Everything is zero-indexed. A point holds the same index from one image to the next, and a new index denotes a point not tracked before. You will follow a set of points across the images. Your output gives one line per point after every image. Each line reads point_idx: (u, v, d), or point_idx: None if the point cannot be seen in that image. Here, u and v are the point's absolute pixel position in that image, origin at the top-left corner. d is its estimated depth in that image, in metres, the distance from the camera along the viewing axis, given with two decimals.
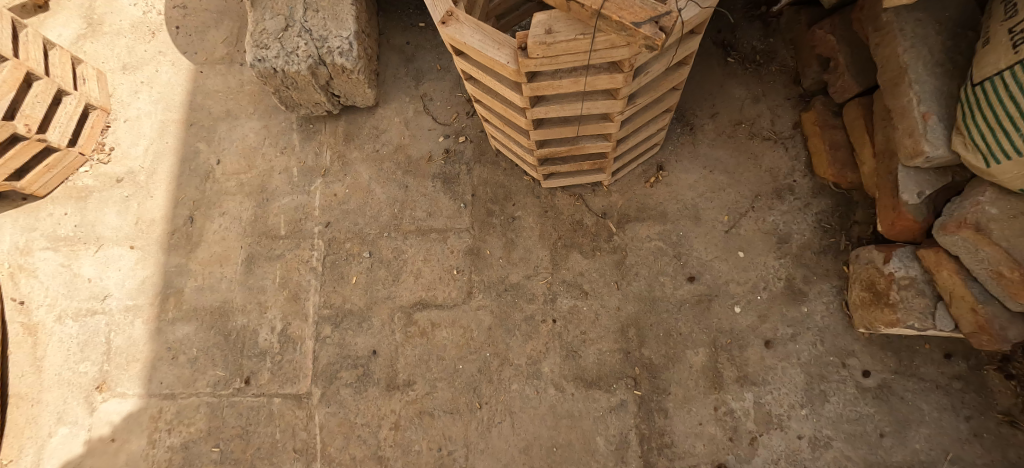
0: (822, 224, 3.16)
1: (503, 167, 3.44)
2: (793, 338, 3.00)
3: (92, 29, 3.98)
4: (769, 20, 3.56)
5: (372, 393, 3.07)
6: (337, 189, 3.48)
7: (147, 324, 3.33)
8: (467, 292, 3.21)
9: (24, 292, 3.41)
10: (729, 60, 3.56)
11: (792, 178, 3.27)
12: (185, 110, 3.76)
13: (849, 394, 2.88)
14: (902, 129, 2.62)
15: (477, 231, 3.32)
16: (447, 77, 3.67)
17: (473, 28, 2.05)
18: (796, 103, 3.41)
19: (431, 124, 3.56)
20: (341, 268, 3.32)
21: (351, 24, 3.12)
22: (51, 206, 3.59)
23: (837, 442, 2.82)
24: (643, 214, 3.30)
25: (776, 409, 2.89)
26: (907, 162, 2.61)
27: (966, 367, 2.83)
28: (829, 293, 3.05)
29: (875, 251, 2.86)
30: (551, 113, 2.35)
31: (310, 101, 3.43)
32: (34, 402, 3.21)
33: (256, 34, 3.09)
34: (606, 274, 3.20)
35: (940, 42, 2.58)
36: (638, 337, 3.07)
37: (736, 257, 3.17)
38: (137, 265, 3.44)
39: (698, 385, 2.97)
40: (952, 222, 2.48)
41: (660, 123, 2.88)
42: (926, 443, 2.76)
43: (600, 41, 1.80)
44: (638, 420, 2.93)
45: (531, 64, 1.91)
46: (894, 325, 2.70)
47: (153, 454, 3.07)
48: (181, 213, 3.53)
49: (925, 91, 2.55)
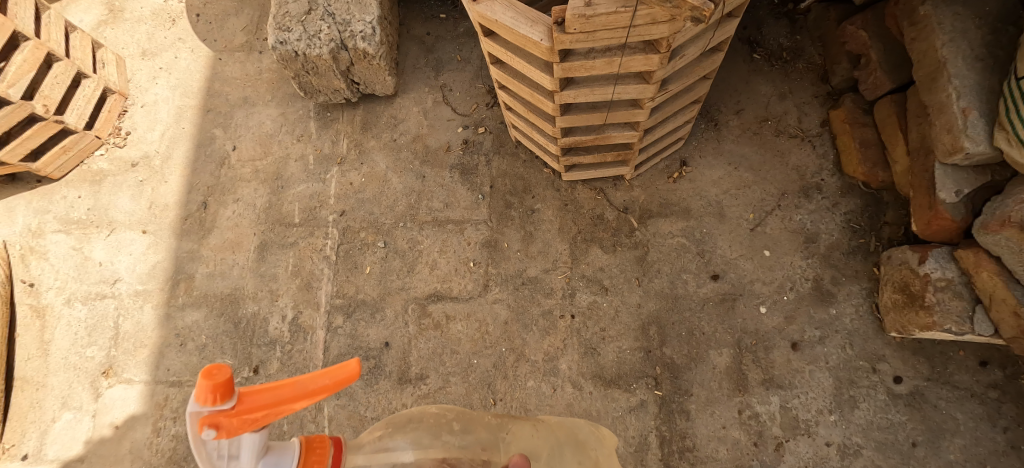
0: (851, 224, 3.06)
1: (523, 159, 3.37)
2: (821, 341, 2.88)
3: (112, 15, 3.97)
4: (796, 17, 3.49)
5: (383, 386, 2.98)
6: (353, 177, 3.42)
7: (157, 309, 3.27)
8: (484, 284, 3.13)
9: (34, 274, 3.36)
10: (755, 57, 3.47)
11: (820, 176, 3.17)
12: (202, 96, 3.73)
13: (880, 401, 2.76)
14: (940, 125, 2.52)
15: (495, 222, 3.25)
16: (467, 68, 3.61)
17: (506, 5, 2.00)
18: (825, 101, 3.31)
19: (451, 115, 3.50)
20: (354, 258, 3.25)
21: (374, 9, 3.08)
22: (65, 189, 3.56)
23: (867, 450, 2.70)
24: (666, 209, 3.22)
25: (803, 414, 2.77)
26: (946, 159, 2.51)
27: (1003, 376, 2.70)
28: (859, 296, 2.94)
29: (908, 252, 2.75)
30: (581, 97, 2.28)
31: (330, 88, 3.40)
32: (38, 386, 3.15)
33: (279, 16, 3.05)
34: (626, 270, 3.10)
35: (981, 36, 2.46)
36: (659, 336, 2.97)
37: (761, 256, 3.08)
38: (148, 250, 3.39)
39: (721, 388, 2.86)
40: (995, 221, 2.35)
41: (688, 114, 2.81)
42: (961, 454, 2.63)
43: (641, 15, 1.74)
44: (659, 422, 2.82)
45: (567, 40, 1.85)
46: (929, 329, 2.58)
47: (157, 442, 3.00)
48: (195, 199, 3.48)
49: (965, 86, 2.44)
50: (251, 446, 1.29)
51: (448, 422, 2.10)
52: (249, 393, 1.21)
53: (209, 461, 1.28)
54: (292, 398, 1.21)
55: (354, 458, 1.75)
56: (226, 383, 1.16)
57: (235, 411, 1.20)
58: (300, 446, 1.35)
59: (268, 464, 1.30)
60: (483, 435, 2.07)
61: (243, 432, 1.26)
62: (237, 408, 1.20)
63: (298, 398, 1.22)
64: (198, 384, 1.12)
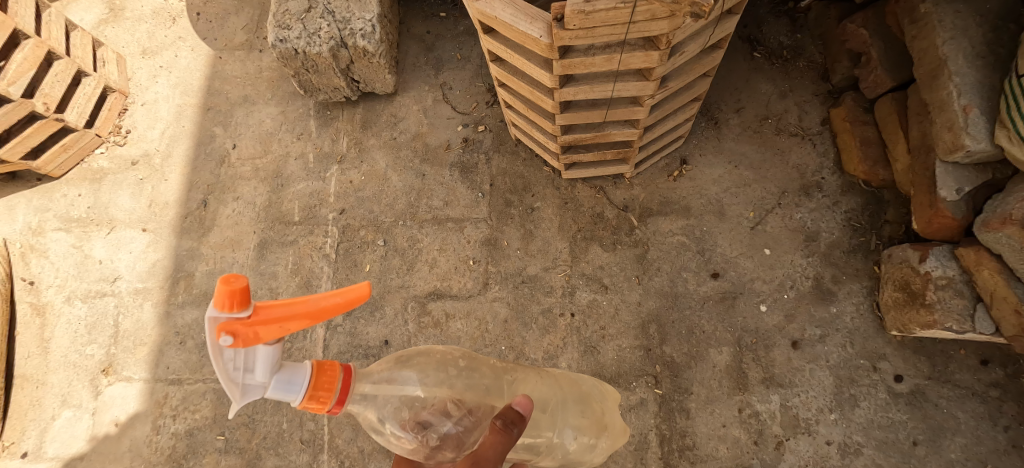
0: (851, 222, 3.05)
1: (523, 157, 3.36)
2: (822, 339, 2.88)
3: (113, 14, 3.97)
4: (796, 16, 3.48)
5: None
6: (353, 176, 3.42)
7: (156, 307, 3.27)
8: (483, 283, 3.13)
9: (34, 272, 3.37)
10: (756, 55, 3.46)
11: (820, 175, 3.16)
12: (202, 94, 3.73)
13: (881, 400, 2.75)
14: (941, 123, 2.51)
15: (495, 220, 3.24)
16: (467, 67, 3.61)
17: (505, 1, 1.99)
18: (825, 100, 3.31)
19: (451, 113, 3.50)
20: (354, 256, 3.25)
21: (374, 7, 3.08)
22: (65, 187, 3.56)
23: (867, 449, 2.69)
24: (666, 208, 3.21)
25: (803, 413, 2.77)
26: (947, 157, 2.50)
27: (1004, 374, 2.70)
28: (859, 294, 2.93)
29: (909, 250, 2.74)
30: (580, 94, 2.28)
31: (330, 86, 3.40)
32: (38, 384, 3.15)
33: (280, 14, 3.05)
34: (626, 269, 3.10)
35: (981, 34, 2.46)
36: (659, 334, 2.96)
37: (761, 255, 3.07)
38: (148, 248, 3.39)
39: (721, 386, 2.85)
40: (996, 218, 2.34)
41: (688, 111, 2.81)
42: (962, 453, 2.63)
43: (640, 12, 1.73)
44: (659, 420, 2.82)
45: (566, 36, 1.84)
46: (930, 327, 2.57)
47: (157, 440, 3.00)
48: (195, 197, 3.48)
49: (966, 83, 2.43)
50: (264, 359, 1.30)
51: (454, 358, 2.01)
52: (265, 305, 1.20)
53: (224, 372, 1.29)
54: (306, 313, 1.22)
55: (363, 384, 1.68)
56: (245, 292, 1.15)
57: (252, 321, 1.19)
58: (309, 367, 1.37)
59: (280, 380, 1.33)
60: (487, 380, 2.02)
61: (258, 343, 1.26)
62: (254, 319, 1.20)
63: (310, 313, 1.22)
64: (216, 290, 1.11)
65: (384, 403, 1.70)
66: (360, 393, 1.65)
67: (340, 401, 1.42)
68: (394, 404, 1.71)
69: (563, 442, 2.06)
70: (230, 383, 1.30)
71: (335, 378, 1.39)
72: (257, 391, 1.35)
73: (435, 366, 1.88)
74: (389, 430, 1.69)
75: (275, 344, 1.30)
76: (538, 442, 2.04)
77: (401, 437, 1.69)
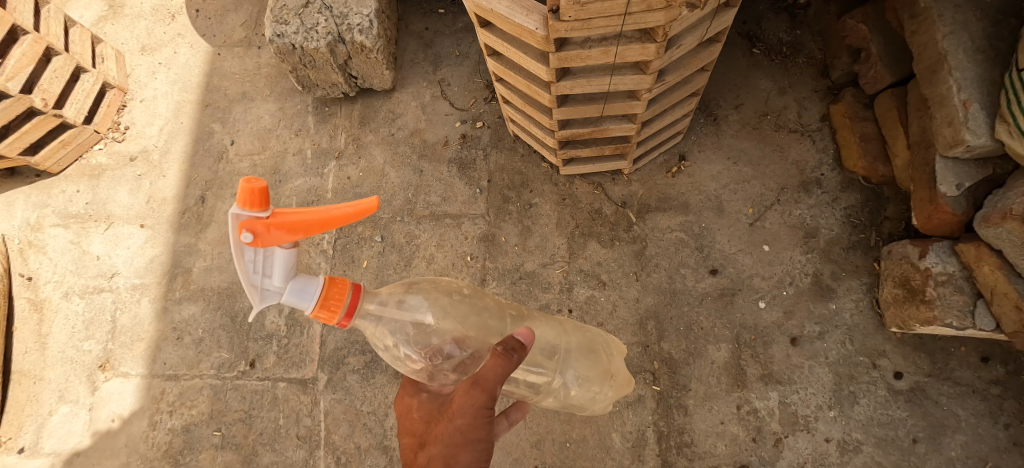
0: (851, 219, 3.03)
1: (521, 153, 3.35)
2: (821, 336, 2.86)
3: (112, 11, 3.98)
4: (796, 12, 3.46)
5: (378, 380, 2.95)
6: (352, 172, 3.42)
7: (154, 303, 3.26)
8: (481, 279, 3.11)
9: (33, 268, 3.37)
10: (755, 51, 3.44)
11: (819, 171, 3.15)
12: (201, 91, 3.74)
13: (880, 397, 2.73)
14: (941, 118, 2.49)
15: (493, 217, 3.23)
16: (466, 63, 3.60)
17: None
18: (825, 96, 3.29)
19: (449, 109, 3.50)
20: (352, 252, 3.24)
21: (371, 2, 3.07)
22: (64, 183, 3.56)
23: (867, 446, 2.68)
24: (665, 204, 3.20)
25: (802, 410, 2.75)
26: (947, 152, 2.48)
27: (1005, 372, 2.67)
28: (859, 291, 2.91)
29: (909, 246, 2.72)
30: (577, 88, 2.27)
31: (328, 82, 3.39)
32: (36, 379, 3.15)
33: (277, 9, 3.03)
34: (625, 265, 3.09)
35: (982, 28, 2.44)
36: (657, 330, 2.95)
37: (760, 251, 3.05)
38: (146, 244, 3.39)
39: (720, 383, 2.83)
40: (996, 213, 2.31)
41: (686, 106, 2.79)
42: (962, 450, 2.61)
43: (636, 3, 1.72)
44: (657, 417, 2.80)
45: (562, 28, 1.83)
46: (930, 323, 2.55)
47: (154, 436, 3.01)
48: (193, 193, 3.48)
49: (966, 78, 2.42)
50: (281, 264, 1.39)
51: (459, 288, 2.07)
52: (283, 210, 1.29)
53: (247, 274, 1.40)
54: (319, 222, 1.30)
55: (370, 304, 1.75)
56: (264, 192, 1.26)
57: (269, 222, 1.28)
58: (321, 279, 1.46)
59: (294, 287, 1.42)
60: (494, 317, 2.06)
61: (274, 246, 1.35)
62: (272, 221, 1.29)
63: (322, 223, 1.31)
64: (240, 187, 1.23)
65: (393, 324, 1.77)
66: (367, 312, 1.74)
67: (348, 315, 1.50)
68: (403, 326, 1.78)
69: (564, 383, 2.12)
70: (251, 284, 1.41)
71: (344, 292, 1.46)
72: (275, 297, 1.45)
73: (442, 294, 1.92)
74: (404, 351, 1.83)
75: (290, 250, 1.39)
76: (538, 381, 2.11)
77: (413, 357, 1.83)
